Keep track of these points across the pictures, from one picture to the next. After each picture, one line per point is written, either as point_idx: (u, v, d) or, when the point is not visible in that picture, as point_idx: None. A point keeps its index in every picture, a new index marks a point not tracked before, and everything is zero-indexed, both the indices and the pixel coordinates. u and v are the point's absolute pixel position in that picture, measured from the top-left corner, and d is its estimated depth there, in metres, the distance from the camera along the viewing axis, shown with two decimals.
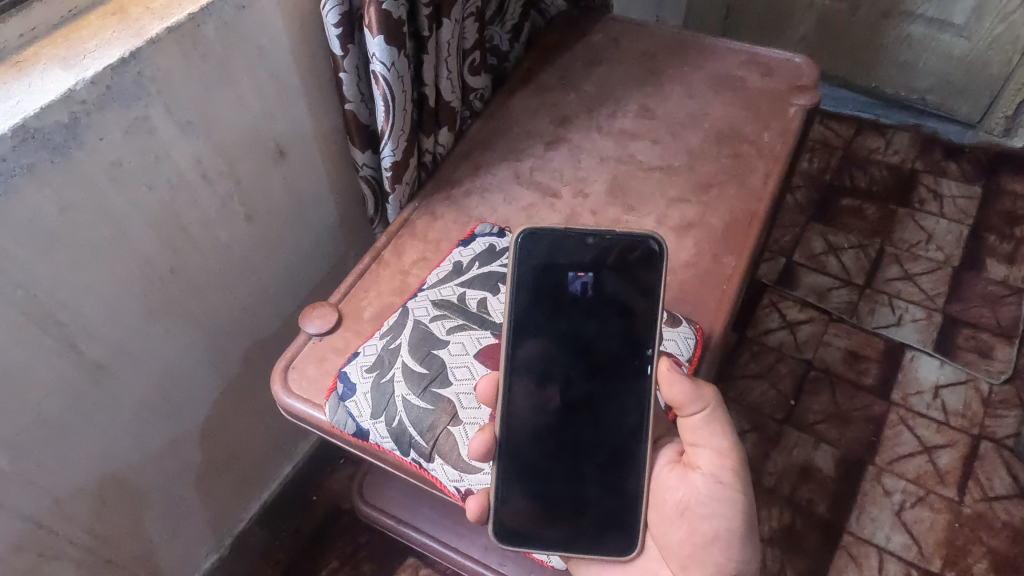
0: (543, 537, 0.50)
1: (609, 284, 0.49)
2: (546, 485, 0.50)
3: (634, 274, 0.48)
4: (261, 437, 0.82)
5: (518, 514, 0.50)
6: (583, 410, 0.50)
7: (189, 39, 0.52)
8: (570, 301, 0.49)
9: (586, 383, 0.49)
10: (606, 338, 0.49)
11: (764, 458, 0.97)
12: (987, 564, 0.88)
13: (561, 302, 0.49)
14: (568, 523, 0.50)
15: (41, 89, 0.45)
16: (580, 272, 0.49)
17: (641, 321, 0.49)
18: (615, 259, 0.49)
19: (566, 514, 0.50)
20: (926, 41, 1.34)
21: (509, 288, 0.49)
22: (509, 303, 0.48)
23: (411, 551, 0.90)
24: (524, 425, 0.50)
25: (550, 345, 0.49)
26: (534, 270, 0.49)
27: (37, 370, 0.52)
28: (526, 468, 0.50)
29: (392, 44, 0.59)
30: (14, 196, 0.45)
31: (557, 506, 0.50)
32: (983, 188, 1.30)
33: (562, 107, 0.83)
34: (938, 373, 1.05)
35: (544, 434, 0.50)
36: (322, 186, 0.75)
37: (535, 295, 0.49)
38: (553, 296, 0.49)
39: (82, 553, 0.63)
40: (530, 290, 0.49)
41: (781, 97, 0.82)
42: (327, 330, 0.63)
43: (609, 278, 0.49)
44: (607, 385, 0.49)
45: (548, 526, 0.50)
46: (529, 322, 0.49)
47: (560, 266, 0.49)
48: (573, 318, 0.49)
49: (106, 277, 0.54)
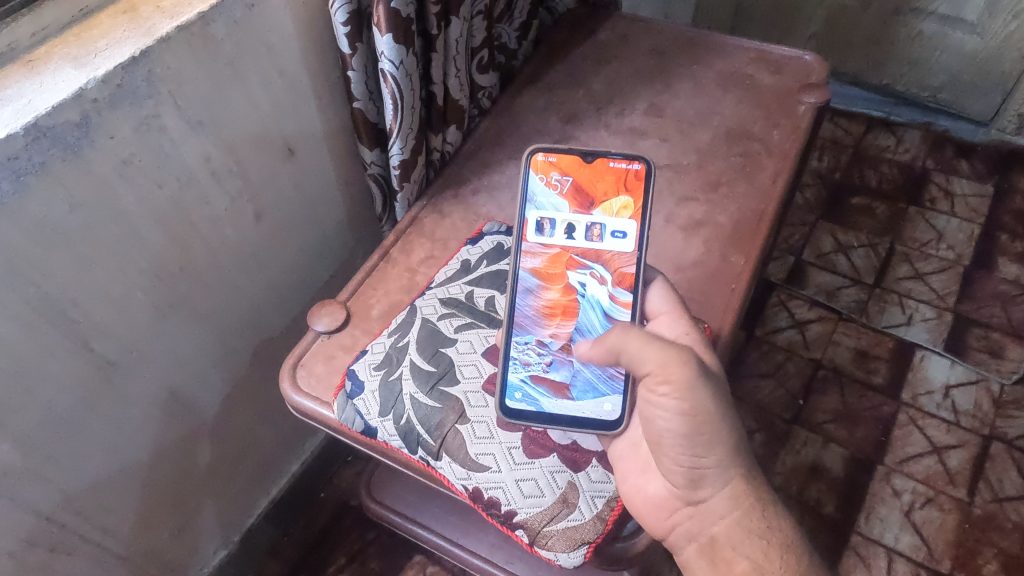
0: (540, 415, 0.51)
1: (604, 197, 0.54)
2: (544, 368, 0.52)
3: (625, 188, 0.54)
4: (270, 434, 0.83)
5: (518, 391, 0.51)
6: (578, 303, 0.53)
7: (199, 37, 0.52)
8: (571, 210, 0.54)
9: (582, 281, 0.54)
10: (600, 243, 0.54)
11: (773, 457, 0.97)
12: (997, 565, 0.87)
13: (563, 211, 0.54)
14: (562, 400, 0.51)
15: (53, 88, 0.46)
16: (579, 185, 0.54)
17: (629, 228, 0.54)
18: (608, 174, 0.54)
19: (560, 394, 0.51)
20: (937, 37, 1.32)
21: (518, 198, 0.54)
22: (518, 208, 0.54)
23: (418, 550, 0.91)
24: (525, 317, 0.53)
25: (553, 247, 0.54)
26: (541, 184, 0.55)
27: (49, 367, 0.52)
28: (527, 353, 0.52)
29: (400, 42, 0.59)
30: (26, 195, 0.46)
31: (553, 387, 0.52)
32: (994, 187, 1.29)
33: (570, 104, 0.83)
34: (949, 373, 1.04)
35: (543, 325, 0.53)
36: (331, 184, 0.75)
37: (541, 205, 0.54)
38: (557, 205, 0.54)
39: (93, 549, 0.64)
40: (537, 201, 0.54)
41: (791, 95, 0.81)
42: (335, 328, 0.64)
43: (605, 191, 0.54)
44: (600, 283, 0.54)
45: (545, 404, 0.51)
46: (537, 227, 0.54)
47: (564, 181, 0.55)
48: (572, 224, 0.54)
49: (118, 275, 0.55)
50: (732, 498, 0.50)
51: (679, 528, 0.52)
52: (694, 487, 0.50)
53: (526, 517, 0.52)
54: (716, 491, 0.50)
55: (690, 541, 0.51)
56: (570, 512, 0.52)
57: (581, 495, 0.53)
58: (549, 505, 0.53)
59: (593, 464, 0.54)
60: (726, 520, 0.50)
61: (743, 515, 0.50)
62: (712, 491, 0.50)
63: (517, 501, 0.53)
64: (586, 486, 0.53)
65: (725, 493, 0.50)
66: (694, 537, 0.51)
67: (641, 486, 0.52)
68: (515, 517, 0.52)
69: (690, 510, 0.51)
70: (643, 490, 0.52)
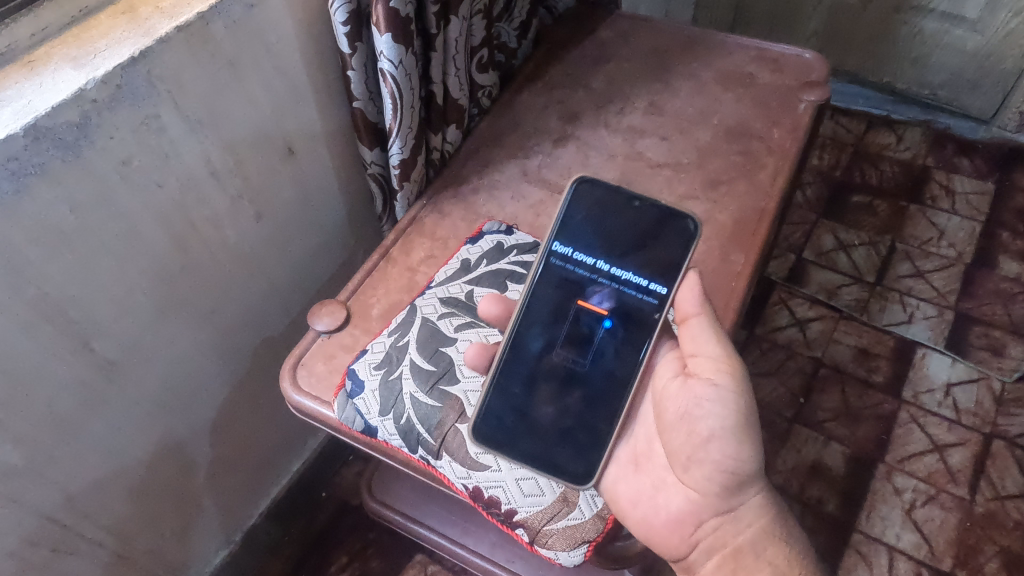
0: (512, 450, 0.50)
1: (641, 247, 0.50)
2: (528, 405, 0.51)
3: (665, 243, 0.49)
4: (271, 432, 0.83)
5: (496, 421, 0.51)
6: (580, 347, 0.51)
7: (199, 37, 0.52)
8: (603, 254, 0.50)
9: (591, 327, 0.50)
10: (624, 295, 0.50)
11: (774, 456, 0.97)
12: (999, 563, 0.87)
13: (593, 251, 0.50)
14: (536, 442, 0.50)
15: (52, 88, 0.46)
16: (616, 226, 0.50)
17: (660, 288, 0.50)
18: (651, 224, 0.50)
19: (538, 434, 0.50)
20: (937, 35, 1.32)
21: (553, 225, 0.51)
22: (550, 234, 0.50)
23: (419, 549, 0.91)
24: (525, 348, 0.51)
25: (574, 284, 0.51)
26: (581, 215, 0.50)
27: (49, 366, 0.52)
28: (515, 386, 0.51)
29: (399, 41, 0.59)
30: (26, 195, 0.46)
31: (531, 426, 0.50)
32: (995, 184, 1.29)
33: (570, 103, 0.83)
34: (949, 371, 1.04)
35: (541, 361, 0.51)
36: (331, 183, 0.75)
37: (573, 237, 0.50)
38: (590, 245, 0.50)
39: (96, 548, 0.64)
40: (571, 232, 0.50)
41: (792, 93, 0.81)
42: (336, 327, 0.64)
43: (643, 243, 0.50)
44: (611, 334, 0.50)
45: (520, 441, 0.50)
46: (562, 261, 0.51)
47: (603, 220, 0.50)
48: (599, 269, 0.50)
49: (118, 276, 0.55)
50: (761, 506, 0.48)
51: (702, 543, 0.49)
52: (727, 496, 0.48)
53: (526, 516, 0.52)
54: (748, 499, 0.48)
55: (711, 556, 0.49)
56: (571, 511, 0.53)
57: (581, 494, 0.53)
58: (549, 503, 0.53)
59: None
60: (751, 529, 0.48)
61: (768, 522, 0.48)
62: (743, 498, 0.48)
63: (517, 500, 0.53)
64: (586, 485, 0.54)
65: (755, 500, 0.48)
66: (716, 550, 0.49)
67: (660, 503, 0.50)
68: (515, 516, 0.53)
69: (716, 520, 0.49)
70: (660, 509, 0.50)
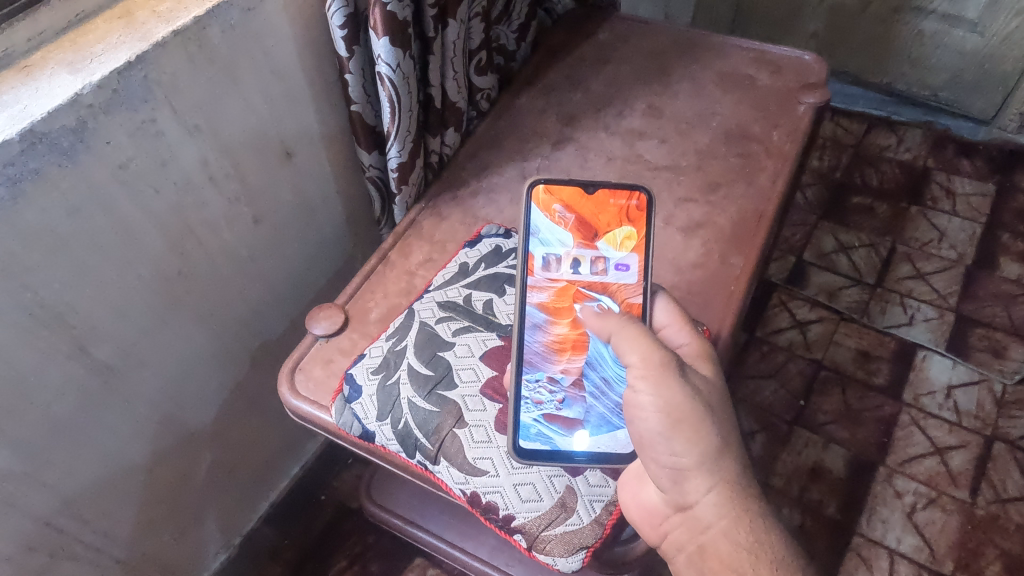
0: (555, 455, 0.51)
1: (608, 229, 0.55)
2: (556, 406, 0.52)
3: (628, 219, 0.55)
4: (270, 435, 0.83)
5: (531, 432, 0.51)
6: (588, 336, 0.53)
7: (195, 41, 0.52)
8: (576, 242, 0.55)
9: None
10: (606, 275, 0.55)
11: (774, 458, 0.97)
12: (1000, 566, 0.87)
13: (569, 243, 0.55)
14: (576, 438, 0.51)
15: (48, 93, 0.46)
16: (583, 218, 0.55)
17: (634, 259, 0.55)
18: (609, 206, 0.56)
19: (575, 430, 0.51)
20: (938, 36, 1.32)
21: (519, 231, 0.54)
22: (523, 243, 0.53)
23: (419, 552, 0.91)
24: (535, 353, 0.53)
25: (559, 281, 0.54)
26: (544, 217, 0.55)
27: (47, 370, 0.52)
28: (538, 392, 0.52)
29: (397, 45, 0.59)
30: (21, 200, 0.45)
31: (566, 424, 0.51)
32: (996, 186, 1.28)
33: (569, 106, 0.83)
34: (950, 374, 1.03)
35: (553, 361, 0.53)
36: (329, 187, 0.75)
37: (545, 238, 0.55)
38: (562, 238, 0.55)
39: (94, 553, 0.64)
40: (541, 235, 0.55)
41: (791, 95, 0.81)
42: (334, 331, 0.63)
43: (608, 223, 0.56)
44: None
45: (560, 443, 0.51)
46: (541, 261, 0.54)
47: (566, 214, 0.56)
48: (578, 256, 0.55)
49: (115, 280, 0.55)
50: None
51: (671, 536, 0.48)
52: None
53: (525, 522, 0.52)
54: (702, 496, 0.46)
55: (679, 552, 0.48)
56: (569, 517, 0.52)
57: (580, 499, 0.53)
58: (548, 509, 0.52)
59: (591, 469, 0.54)
60: (714, 529, 0.46)
61: (732, 523, 0.45)
62: (697, 497, 0.46)
63: (515, 506, 0.53)
64: (585, 490, 0.53)
65: (711, 499, 0.45)
66: (683, 546, 0.48)
67: (638, 491, 0.50)
68: (513, 522, 0.52)
69: (679, 516, 0.47)
70: (637, 496, 0.50)
